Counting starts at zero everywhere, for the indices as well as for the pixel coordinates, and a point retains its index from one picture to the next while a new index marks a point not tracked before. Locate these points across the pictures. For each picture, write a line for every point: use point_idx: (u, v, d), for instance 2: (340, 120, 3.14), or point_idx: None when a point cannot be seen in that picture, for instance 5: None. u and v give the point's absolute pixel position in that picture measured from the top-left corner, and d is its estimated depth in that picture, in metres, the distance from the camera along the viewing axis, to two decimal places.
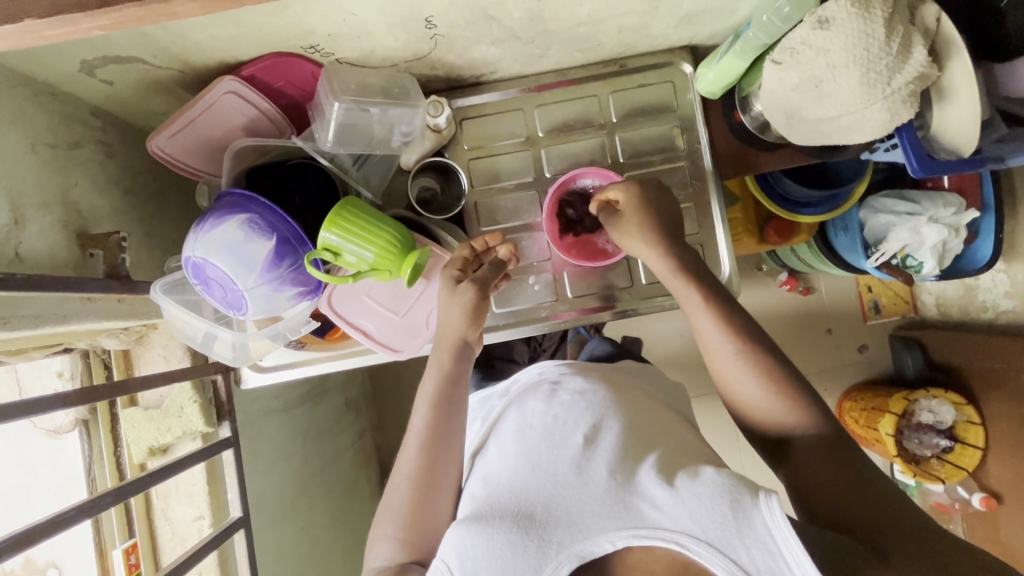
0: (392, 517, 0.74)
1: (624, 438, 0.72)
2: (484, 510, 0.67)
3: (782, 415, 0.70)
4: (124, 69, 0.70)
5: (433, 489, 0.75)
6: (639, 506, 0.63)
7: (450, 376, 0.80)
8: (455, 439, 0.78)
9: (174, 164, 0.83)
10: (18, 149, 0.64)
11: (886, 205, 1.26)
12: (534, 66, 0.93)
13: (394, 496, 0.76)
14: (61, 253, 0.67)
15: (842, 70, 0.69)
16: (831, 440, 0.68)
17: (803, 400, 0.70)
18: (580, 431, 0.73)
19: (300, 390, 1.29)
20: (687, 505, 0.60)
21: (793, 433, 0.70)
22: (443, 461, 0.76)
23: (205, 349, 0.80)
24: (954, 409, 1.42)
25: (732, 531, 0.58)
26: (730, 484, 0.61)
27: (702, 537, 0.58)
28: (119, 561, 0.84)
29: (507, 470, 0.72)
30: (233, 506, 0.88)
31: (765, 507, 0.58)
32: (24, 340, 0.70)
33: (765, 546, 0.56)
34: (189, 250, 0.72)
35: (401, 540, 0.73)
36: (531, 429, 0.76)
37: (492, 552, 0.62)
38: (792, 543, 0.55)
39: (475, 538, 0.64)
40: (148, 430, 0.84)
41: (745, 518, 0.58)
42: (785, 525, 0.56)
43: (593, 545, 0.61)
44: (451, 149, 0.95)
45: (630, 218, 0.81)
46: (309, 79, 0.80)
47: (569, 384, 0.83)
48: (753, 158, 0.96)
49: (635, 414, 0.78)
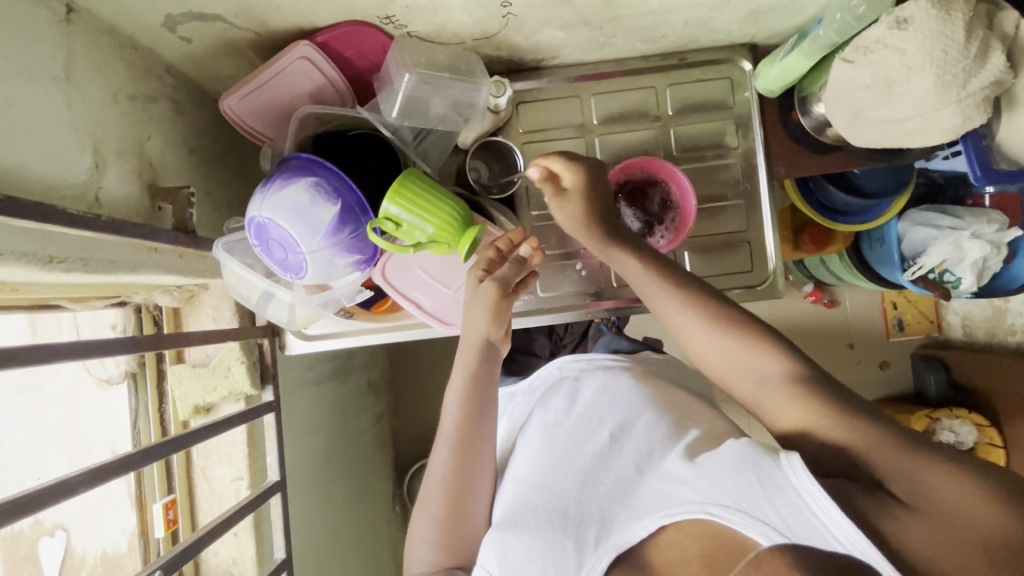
0: (428, 520, 0.76)
1: (649, 431, 0.73)
2: (518, 514, 0.70)
3: (741, 364, 0.67)
4: (205, 26, 0.71)
5: (468, 486, 0.77)
6: (666, 488, 0.64)
7: (479, 375, 0.79)
8: (485, 434, 0.79)
9: (240, 124, 0.83)
10: (102, 97, 0.65)
11: (926, 218, 1.25)
12: (595, 54, 0.94)
13: (431, 502, 0.77)
14: (134, 202, 0.68)
15: (917, 71, 0.69)
16: (806, 376, 0.63)
17: (761, 338, 0.67)
18: (603, 429, 0.76)
19: (328, 365, 1.30)
20: (709, 475, 0.60)
21: (759, 377, 0.65)
22: (477, 459, 0.78)
23: (259, 309, 0.81)
24: (976, 430, 1.40)
25: (759, 494, 0.56)
26: (752, 448, 0.60)
27: (729, 503, 0.57)
28: (159, 514, 0.83)
29: (535, 470, 0.74)
30: (271, 470, 0.88)
31: (787, 467, 0.56)
32: (91, 288, 0.71)
33: (791, 503, 0.54)
34: (254, 210, 0.73)
35: (438, 543, 0.75)
36: (556, 428, 0.78)
37: (530, 553, 0.65)
38: (819, 498, 0.53)
39: (513, 542, 0.67)
40: (194, 388, 0.85)
41: (770, 480, 0.56)
42: (811, 481, 0.54)
43: (628, 534, 0.63)
44: (506, 131, 0.96)
45: (569, 205, 0.80)
46: (378, 51, 0.81)
47: (588, 379, 0.84)
48: (807, 159, 0.95)
49: (661, 399, 0.79)
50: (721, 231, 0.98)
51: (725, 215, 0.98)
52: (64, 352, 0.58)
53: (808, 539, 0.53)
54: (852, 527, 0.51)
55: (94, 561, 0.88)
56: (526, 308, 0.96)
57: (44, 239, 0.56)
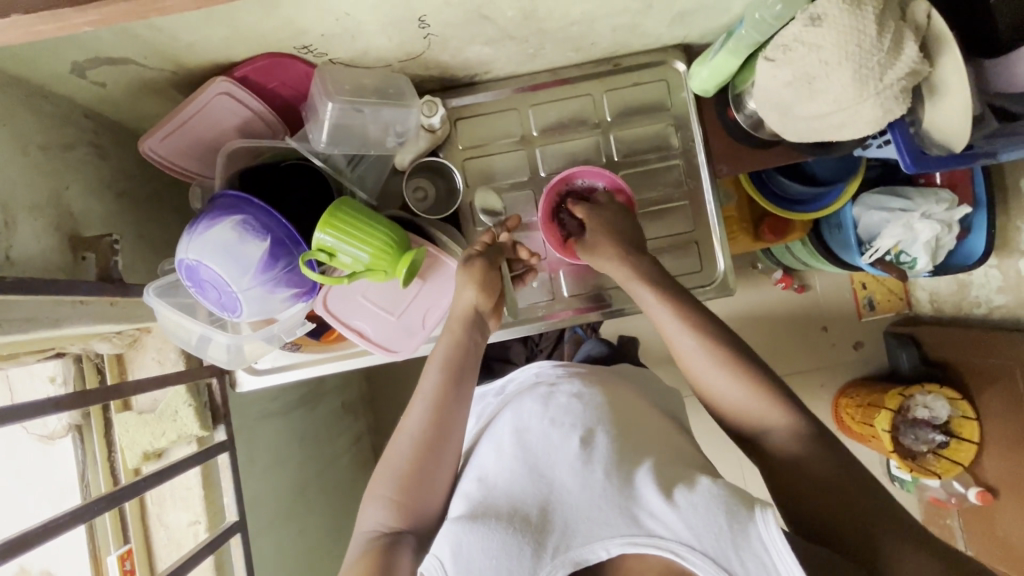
0: (389, 478, 0.72)
1: (620, 443, 0.72)
2: (479, 509, 0.66)
3: (750, 410, 0.71)
4: (116, 70, 0.69)
5: (433, 465, 0.73)
6: (634, 513, 0.62)
7: (454, 376, 0.76)
8: (459, 424, 0.75)
9: (166, 165, 0.82)
10: (9, 151, 0.63)
11: (878, 202, 1.26)
12: (529, 65, 0.93)
13: (393, 462, 0.73)
14: (52, 256, 0.66)
15: (834, 66, 0.70)
16: (806, 434, 0.68)
17: (767, 388, 0.71)
18: (575, 434, 0.73)
19: (295, 393, 1.28)
20: (685, 515, 0.60)
21: (766, 430, 0.70)
22: (446, 453, 0.74)
23: (199, 352, 0.79)
24: (949, 405, 1.42)
25: (728, 543, 0.58)
26: (725, 495, 0.62)
27: (697, 546, 0.59)
28: (114, 567, 0.82)
29: (504, 473, 0.71)
30: (229, 510, 0.87)
31: (761, 520, 0.59)
32: (16, 345, 0.69)
33: (760, 558, 0.57)
34: (182, 252, 0.72)
35: (393, 501, 0.71)
36: (528, 433, 0.75)
37: (489, 553, 0.61)
38: (786, 557, 0.57)
39: (473, 536, 0.62)
40: (141, 434, 0.83)
41: (741, 529, 0.59)
42: (781, 539, 0.57)
43: (588, 552, 0.61)
44: (446, 149, 0.95)
45: (599, 244, 0.82)
46: (302, 79, 0.80)
47: (564, 388, 0.82)
48: (748, 155, 0.95)
49: (626, 416, 0.78)
50: (670, 232, 0.98)
51: (672, 216, 0.98)
52: None
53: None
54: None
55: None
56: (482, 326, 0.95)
57: None
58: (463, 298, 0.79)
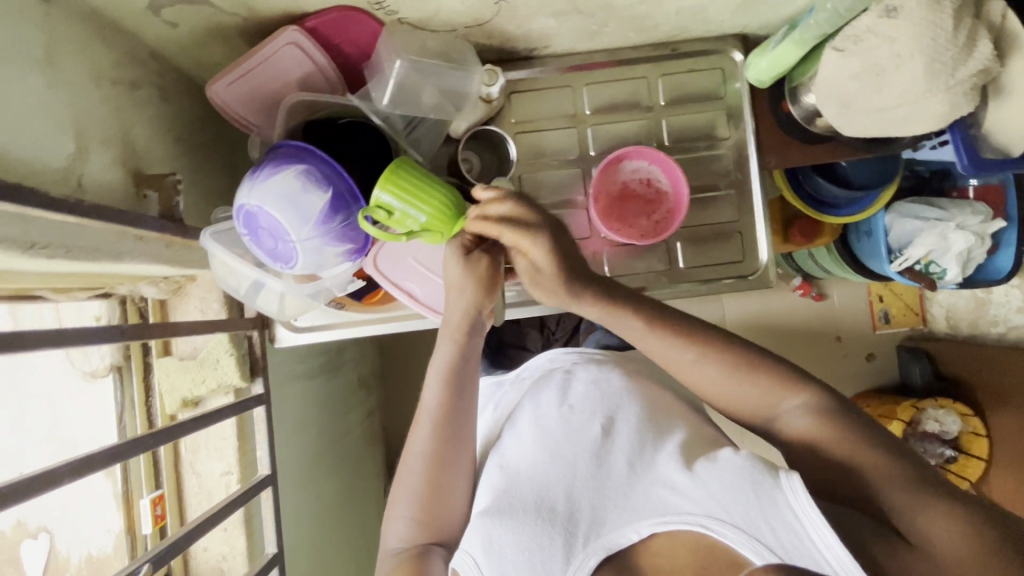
0: (407, 496, 0.75)
1: (640, 427, 0.72)
2: (505, 502, 0.67)
3: (758, 397, 0.66)
4: (191, 11, 0.69)
5: (447, 474, 0.76)
6: (659, 495, 0.63)
7: (454, 387, 0.77)
8: (468, 426, 0.78)
9: (227, 113, 0.82)
10: (85, 82, 0.63)
11: (913, 210, 1.26)
12: (587, 44, 0.93)
13: (410, 477, 0.76)
14: (118, 189, 0.66)
15: (906, 59, 0.70)
16: (828, 409, 0.63)
17: (784, 376, 0.66)
18: (596, 421, 0.73)
19: (319, 359, 1.28)
20: (709, 488, 0.60)
21: (777, 409, 0.66)
22: (456, 442, 0.77)
23: (248, 301, 0.80)
24: (960, 419, 1.42)
25: (755, 510, 0.56)
26: (751, 463, 0.60)
27: (727, 518, 0.57)
28: (147, 510, 0.82)
29: (526, 460, 0.72)
30: (261, 464, 0.87)
31: (787, 486, 0.55)
32: (74, 278, 0.69)
33: (789, 525, 0.54)
34: (242, 198, 0.72)
35: (416, 518, 0.74)
36: (548, 423, 0.75)
37: (519, 544, 0.62)
38: (816, 522, 0.53)
39: (501, 529, 0.64)
40: (182, 380, 0.84)
41: (766, 496, 0.56)
42: (807, 502, 0.54)
43: (618, 536, 0.62)
44: (498, 121, 0.95)
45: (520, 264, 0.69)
46: (369, 37, 0.80)
47: (581, 373, 0.81)
48: (798, 150, 0.96)
49: (650, 398, 0.78)
50: (715, 221, 0.98)
51: (717, 205, 0.98)
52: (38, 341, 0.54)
53: (799, 560, 0.53)
54: (838, 543, 0.52)
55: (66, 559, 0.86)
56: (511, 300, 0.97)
57: (26, 223, 0.53)
58: (460, 303, 0.76)
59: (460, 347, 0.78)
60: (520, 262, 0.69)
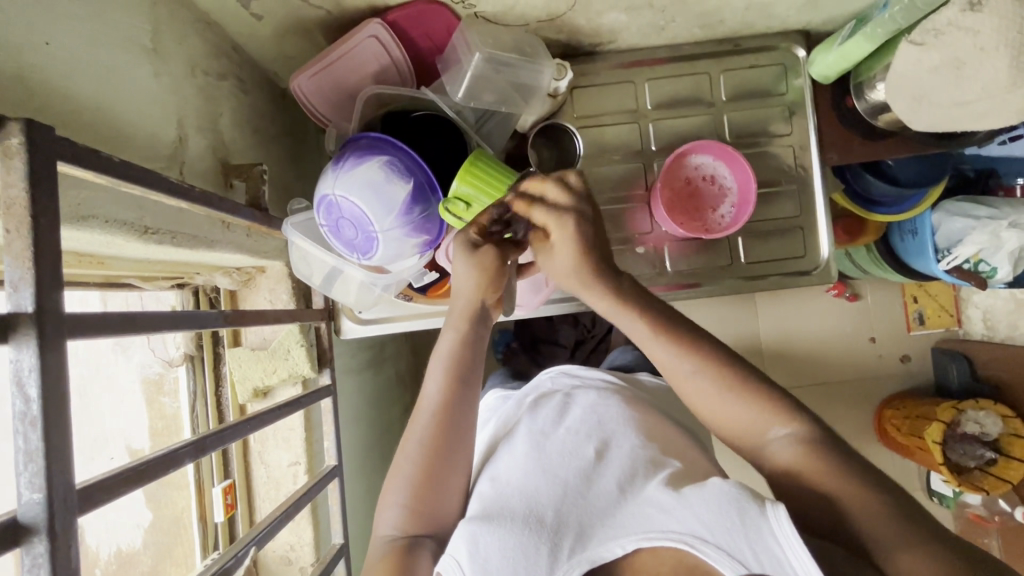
0: (402, 483, 0.68)
1: (639, 452, 0.68)
2: (494, 508, 0.63)
3: (749, 423, 0.62)
4: (279, 4, 0.70)
5: (444, 470, 0.68)
6: (645, 512, 0.57)
7: (457, 381, 0.71)
8: (469, 427, 0.71)
9: (307, 105, 0.84)
10: (182, 72, 0.64)
11: (963, 209, 1.17)
12: (652, 38, 0.94)
13: (405, 465, 0.69)
14: (209, 178, 0.67)
15: (990, 53, 0.70)
16: (812, 440, 0.59)
17: (775, 399, 0.62)
18: (591, 444, 0.69)
19: (369, 354, 1.28)
20: (693, 506, 0.54)
21: (765, 436, 0.61)
22: (456, 445, 0.69)
23: (325, 290, 0.85)
24: (1001, 421, 1.30)
25: (739, 535, 0.51)
26: (737, 491, 0.54)
27: (711, 538, 0.51)
28: (218, 499, 0.85)
29: (517, 473, 0.67)
30: (328, 455, 0.87)
31: (772, 517, 0.50)
32: (162, 266, 0.70)
33: (774, 556, 0.49)
34: (326, 188, 0.73)
35: (409, 508, 0.67)
36: (544, 437, 0.71)
37: (504, 552, 0.57)
38: (800, 552, 0.48)
39: (489, 532, 0.59)
40: (254, 370, 0.85)
41: (752, 524, 0.51)
42: (797, 540, 0.49)
43: (603, 551, 0.56)
44: (561, 115, 0.96)
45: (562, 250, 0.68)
46: (444, 32, 0.81)
47: (581, 398, 0.79)
48: (860, 145, 0.96)
49: (648, 425, 0.74)
50: (776, 216, 0.98)
51: (778, 200, 0.98)
52: (177, 322, 0.53)
53: None
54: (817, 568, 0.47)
55: (107, 558, 0.81)
56: (552, 298, 0.93)
57: (140, 208, 0.54)
58: (463, 292, 0.71)
59: (462, 339, 0.72)
60: (563, 254, 0.67)
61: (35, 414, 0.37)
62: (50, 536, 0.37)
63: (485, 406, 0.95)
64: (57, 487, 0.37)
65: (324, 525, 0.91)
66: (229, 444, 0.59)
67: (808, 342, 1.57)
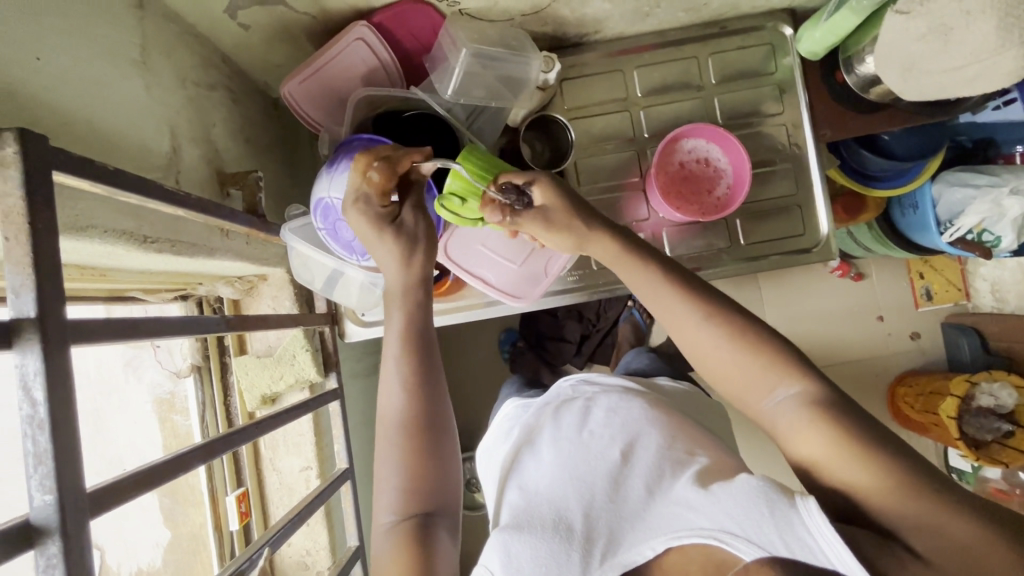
0: (389, 465, 0.63)
1: (665, 450, 0.66)
2: (523, 516, 0.63)
3: (748, 380, 0.60)
4: (265, 11, 0.71)
5: (430, 447, 0.64)
6: (675, 513, 0.58)
7: (418, 351, 0.67)
8: (445, 404, 0.67)
9: (296, 111, 0.84)
10: (172, 83, 0.65)
11: (961, 179, 1.16)
12: (638, 26, 0.94)
13: (386, 447, 0.64)
14: (204, 187, 0.68)
15: (977, 16, 0.70)
16: (825, 400, 0.56)
17: (782, 358, 0.59)
18: (615, 446, 0.68)
19: (376, 358, 1.28)
20: (721, 503, 0.54)
21: (769, 394, 0.59)
22: (437, 415, 0.65)
23: (326, 292, 0.85)
24: (1016, 392, 1.28)
25: (769, 527, 0.50)
26: (766, 484, 0.53)
27: (740, 532, 0.51)
28: (232, 507, 0.85)
29: (544, 480, 0.68)
30: (339, 458, 0.88)
31: (802, 509, 0.50)
32: (165, 277, 0.71)
33: (805, 546, 0.48)
34: (322, 191, 0.74)
35: (405, 488, 0.61)
36: (568, 444, 0.71)
37: (537, 559, 0.58)
38: (832, 540, 0.47)
39: (519, 542, 0.60)
40: (260, 377, 0.86)
41: (782, 516, 0.50)
42: (829, 528, 0.48)
43: (635, 553, 0.58)
44: (551, 109, 0.97)
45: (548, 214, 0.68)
46: (429, 30, 0.82)
47: (602, 400, 0.77)
48: (853, 118, 0.95)
49: (675, 419, 0.73)
50: (772, 196, 0.98)
51: (774, 179, 0.98)
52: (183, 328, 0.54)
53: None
54: (855, 560, 0.46)
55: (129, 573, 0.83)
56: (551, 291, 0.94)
57: (139, 218, 0.55)
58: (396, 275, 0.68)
59: (411, 312, 0.68)
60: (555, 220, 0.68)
61: (42, 417, 0.37)
62: (63, 537, 0.37)
63: (504, 416, 0.93)
64: (68, 490, 0.38)
65: (338, 528, 0.91)
66: (238, 448, 0.59)
67: (816, 324, 1.56)
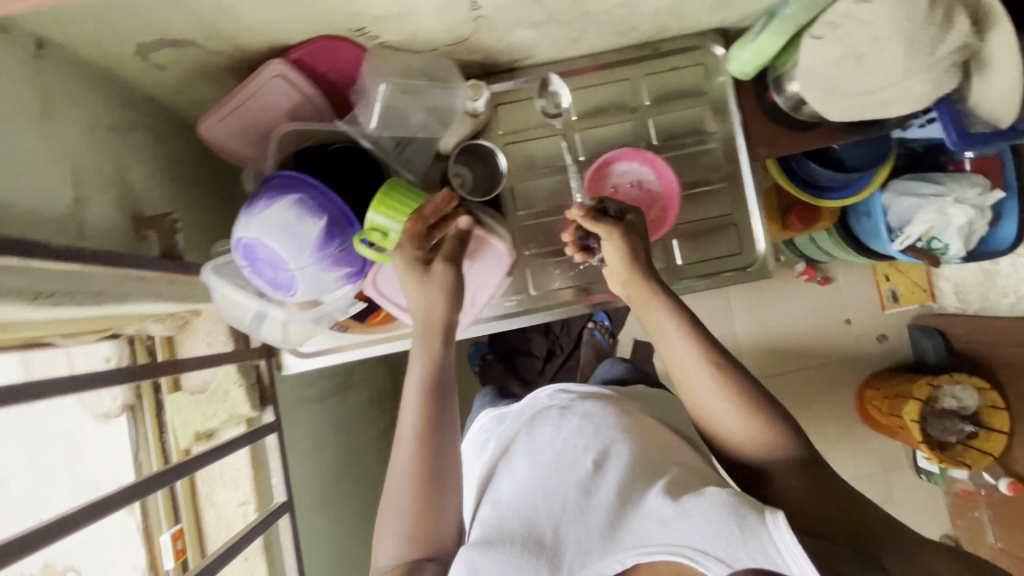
0: (394, 510, 0.64)
1: (637, 462, 0.65)
2: (492, 530, 0.61)
3: (747, 431, 0.62)
4: (177, 53, 0.71)
5: (431, 483, 0.64)
6: (642, 527, 0.58)
7: (434, 402, 0.65)
8: (454, 441, 0.66)
9: (223, 147, 0.84)
10: (79, 130, 0.65)
11: (909, 188, 1.16)
12: (570, 50, 0.94)
13: (394, 487, 0.64)
14: (117, 232, 0.68)
15: (885, 42, 0.70)
16: (806, 461, 0.62)
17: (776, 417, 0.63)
18: (587, 455, 0.67)
19: (332, 381, 1.27)
20: (695, 519, 0.55)
21: (764, 447, 0.62)
22: (440, 449, 0.64)
23: (254, 330, 0.84)
24: (978, 394, 1.29)
25: (739, 545, 0.52)
26: (734, 499, 0.55)
27: (709, 549, 0.53)
28: (167, 545, 0.84)
29: (515, 490, 0.66)
30: (276, 492, 0.90)
31: (770, 525, 0.52)
32: (79, 322, 0.71)
33: (772, 562, 0.51)
34: (241, 232, 0.73)
35: (407, 536, 0.63)
36: (543, 454, 0.69)
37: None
38: (797, 556, 0.50)
39: (489, 559, 0.57)
40: (194, 415, 0.86)
41: (752, 533, 0.52)
42: (796, 545, 0.51)
43: (603, 567, 0.57)
44: (487, 134, 0.97)
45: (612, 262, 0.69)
46: (353, 65, 0.81)
47: (578, 407, 0.75)
48: (786, 137, 0.94)
49: (645, 430, 0.72)
50: (707, 216, 0.99)
51: (711, 198, 0.98)
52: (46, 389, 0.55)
53: None
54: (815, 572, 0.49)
55: None
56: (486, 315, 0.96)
57: (30, 275, 0.55)
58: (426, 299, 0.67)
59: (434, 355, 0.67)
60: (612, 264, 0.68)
61: None
62: None
63: (479, 428, 0.91)
64: None
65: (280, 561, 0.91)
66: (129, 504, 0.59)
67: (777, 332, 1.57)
